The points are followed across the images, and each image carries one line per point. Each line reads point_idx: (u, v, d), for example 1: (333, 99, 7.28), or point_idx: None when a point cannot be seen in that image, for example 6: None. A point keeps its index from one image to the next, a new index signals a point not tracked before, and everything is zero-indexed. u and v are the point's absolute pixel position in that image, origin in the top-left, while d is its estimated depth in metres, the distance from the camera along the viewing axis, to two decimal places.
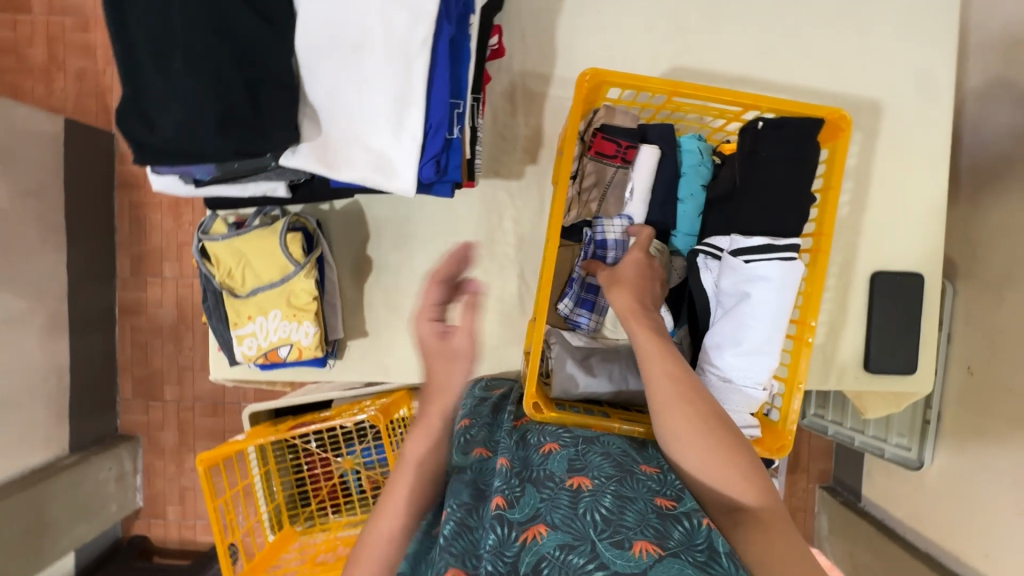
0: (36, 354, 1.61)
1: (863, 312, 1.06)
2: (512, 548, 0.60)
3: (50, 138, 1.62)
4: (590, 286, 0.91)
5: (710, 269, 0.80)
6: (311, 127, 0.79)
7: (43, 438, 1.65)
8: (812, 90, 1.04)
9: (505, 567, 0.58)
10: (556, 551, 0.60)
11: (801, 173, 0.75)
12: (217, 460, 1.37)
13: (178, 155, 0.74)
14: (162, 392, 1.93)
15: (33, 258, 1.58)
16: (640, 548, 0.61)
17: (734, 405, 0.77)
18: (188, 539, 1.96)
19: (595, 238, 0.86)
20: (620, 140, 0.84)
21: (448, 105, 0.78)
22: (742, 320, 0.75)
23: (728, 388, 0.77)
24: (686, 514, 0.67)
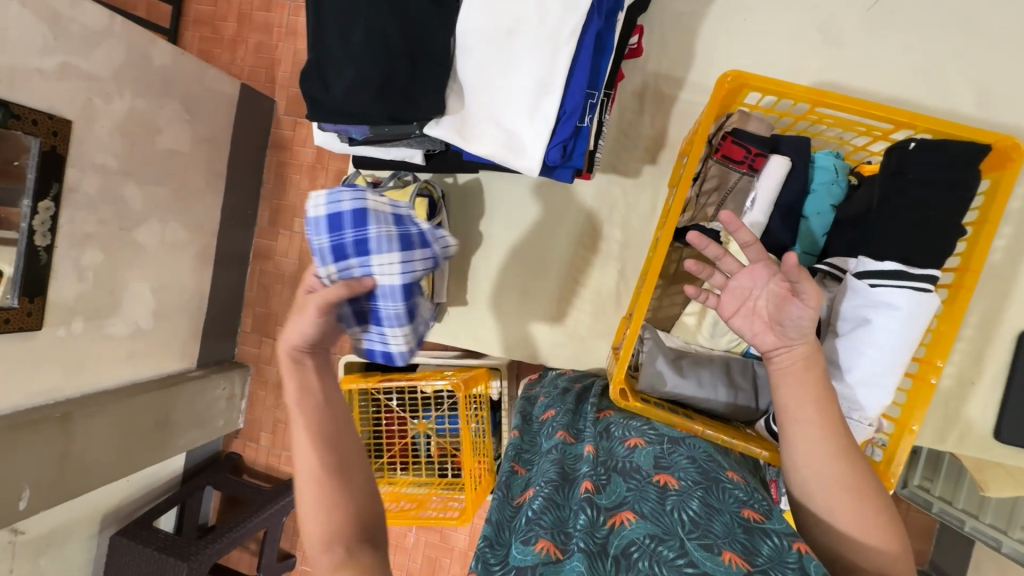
0: (187, 277, 1.89)
1: (1001, 372, 0.95)
2: (600, 530, 0.62)
3: (228, 98, 1.89)
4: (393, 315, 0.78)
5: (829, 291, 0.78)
6: (456, 101, 0.86)
7: (179, 350, 1.94)
8: (978, 120, 0.95)
9: (596, 545, 0.60)
10: (646, 539, 0.60)
11: (952, 201, 0.69)
12: (313, 396, 1.53)
13: (343, 115, 0.85)
14: (274, 332, 2.17)
15: (198, 197, 1.86)
16: (730, 557, 0.58)
17: None
18: (273, 466, 2.19)
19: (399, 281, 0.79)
20: (750, 146, 0.83)
21: (584, 94, 0.82)
22: (851, 346, 0.71)
23: None
24: (776, 532, 0.63)
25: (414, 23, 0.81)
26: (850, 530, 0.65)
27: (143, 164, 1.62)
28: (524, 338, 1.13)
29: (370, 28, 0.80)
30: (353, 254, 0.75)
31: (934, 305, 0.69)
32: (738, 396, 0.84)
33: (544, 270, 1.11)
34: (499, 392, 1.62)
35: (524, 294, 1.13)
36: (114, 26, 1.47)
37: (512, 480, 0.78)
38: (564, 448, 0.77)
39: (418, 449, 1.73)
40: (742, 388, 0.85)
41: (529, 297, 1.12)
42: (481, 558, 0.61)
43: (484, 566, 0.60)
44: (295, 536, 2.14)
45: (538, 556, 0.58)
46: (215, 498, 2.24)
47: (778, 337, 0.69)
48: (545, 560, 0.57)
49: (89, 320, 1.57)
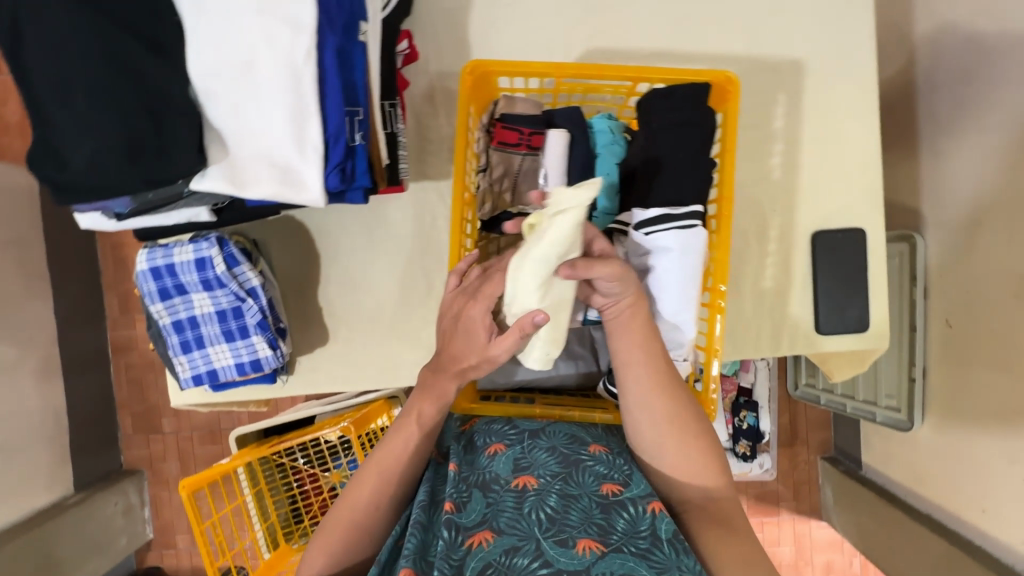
0: (31, 399, 1.67)
1: (809, 274, 1.04)
2: (457, 552, 0.61)
3: (25, 191, 1.68)
4: (198, 312, 0.98)
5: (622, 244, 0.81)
6: (218, 150, 0.81)
7: (46, 480, 1.71)
8: (730, 55, 1.03)
9: (450, 570, 0.58)
10: (501, 557, 0.60)
11: (695, 138, 0.75)
12: (201, 484, 1.40)
13: (92, 191, 0.77)
14: (160, 425, 1.98)
15: (19, 307, 1.64)
16: (582, 546, 0.60)
17: None
18: (199, 565, 2.00)
19: (230, 296, 0.96)
20: (522, 128, 0.84)
21: (344, 112, 0.80)
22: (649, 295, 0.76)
23: None
24: (631, 499, 0.66)
25: (137, 76, 0.74)
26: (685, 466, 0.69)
27: None
28: (389, 365, 1.10)
29: (87, 92, 0.72)
30: (164, 267, 0.95)
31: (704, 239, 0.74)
32: (579, 364, 0.89)
33: (386, 292, 1.09)
34: None
35: (374, 321, 1.09)
36: None
37: None
38: (431, 469, 0.75)
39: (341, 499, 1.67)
40: (581, 356, 0.89)
41: (381, 321, 1.09)
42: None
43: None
44: None
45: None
46: None
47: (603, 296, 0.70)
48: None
49: None
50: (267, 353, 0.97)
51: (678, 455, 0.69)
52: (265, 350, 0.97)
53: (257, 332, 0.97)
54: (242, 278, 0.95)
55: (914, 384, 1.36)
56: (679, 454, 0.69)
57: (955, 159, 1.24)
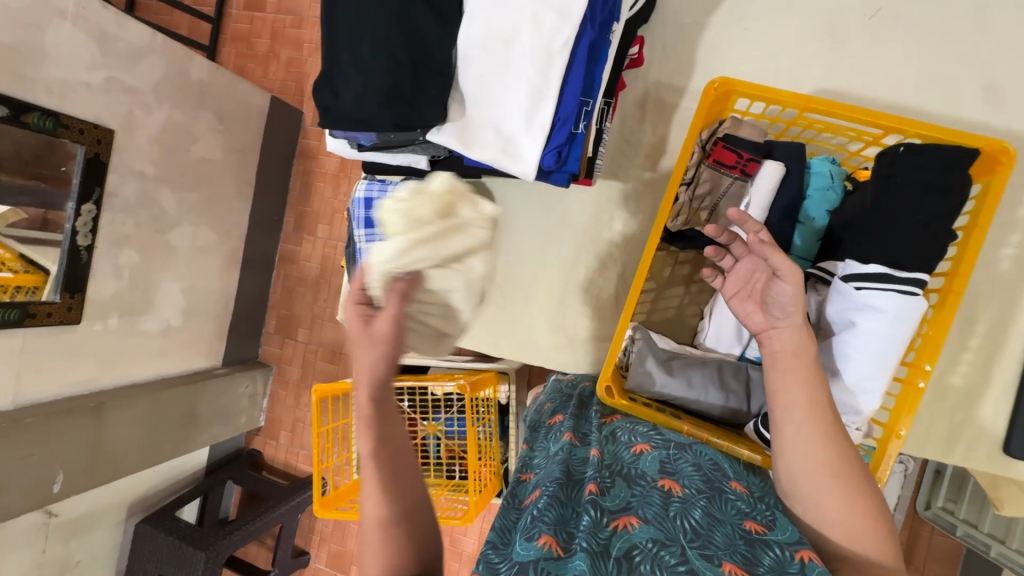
0: (215, 279, 1.98)
1: (1012, 386, 0.92)
2: (603, 532, 0.63)
3: (258, 110, 1.99)
4: None
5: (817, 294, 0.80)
6: (457, 109, 0.91)
7: (206, 348, 2.02)
8: (986, 128, 0.93)
9: (598, 547, 0.60)
10: (647, 544, 0.61)
11: (941, 204, 0.70)
12: (327, 393, 1.58)
13: (350, 123, 0.89)
14: (296, 333, 2.24)
15: (229, 203, 1.96)
16: (730, 568, 0.60)
17: None
18: (291, 463, 2.25)
19: None
20: (742, 151, 0.84)
21: (578, 101, 0.86)
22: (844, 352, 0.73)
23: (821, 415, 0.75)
24: (778, 542, 0.65)
25: (416, 35, 0.85)
26: (848, 527, 0.66)
27: (179, 171, 1.73)
28: (526, 341, 1.16)
29: (376, 41, 0.84)
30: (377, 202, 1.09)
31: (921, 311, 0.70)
32: (729, 399, 0.85)
33: (545, 274, 1.14)
34: (507, 395, 1.64)
35: (526, 297, 1.16)
36: (156, 42, 1.56)
37: (519, 488, 0.78)
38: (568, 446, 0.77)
39: (428, 449, 1.78)
40: (733, 391, 0.86)
41: (532, 298, 1.15)
42: (486, 558, 0.63)
43: (488, 566, 0.62)
44: (310, 533, 2.22)
45: (540, 550, 0.59)
46: (236, 494, 2.33)
47: (765, 317, 0.75)
48: (547, 555, 0.59)
49: (124, 317, 1.66)
50: None
51: (838, 510, 0.66)
52: None
53: None
54: None
55: None
56: (843, 511, 0.66)
57: None
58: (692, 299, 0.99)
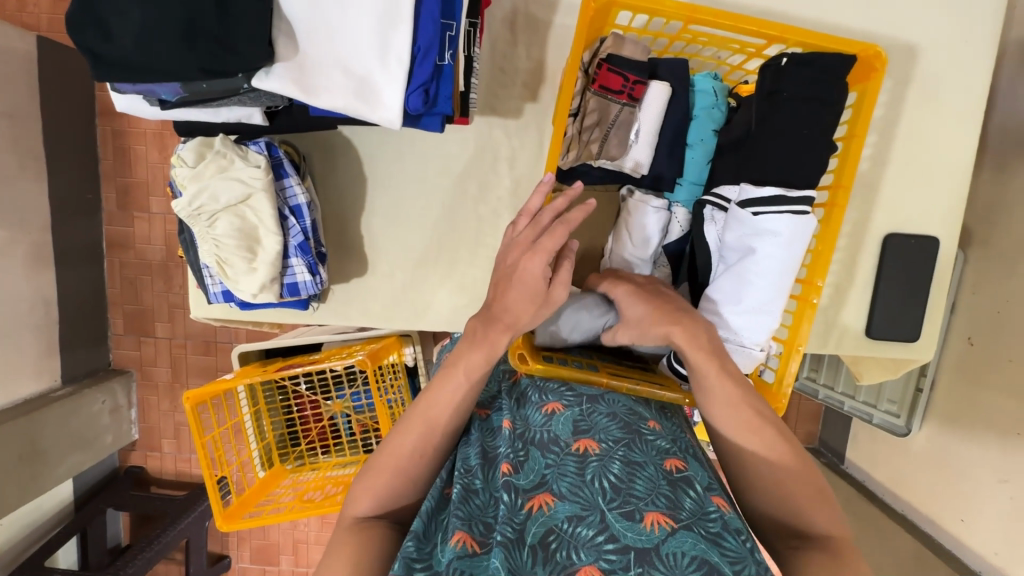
0: (21, 284, 1.56)
1: (871, 277, 1.01)
2: (518, 516, 0.59)
3: (22, 58, 1.50)
4: None
5: (714, 221, 0.78)
6: (287, 45, 0.71)
7: (33, 369, 1.64)
8: (845, 29, 0.95)
9: (513, 534, 0.57)
10: (564, 523, 0.58)
11: (822, 117, 0.71)
12: (204, 397, 1.37)
13: (137, 72, 0.65)
14: (153, 329, 1.89)
15: (12, 186, 1.51)
16: (651, 520, 0.58)
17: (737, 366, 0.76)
18: (184, 471, 2.00)
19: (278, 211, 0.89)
20: (627, 73, 0.76)
21: (438, 25, 0.72)
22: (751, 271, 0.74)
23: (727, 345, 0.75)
24: (696, 483, 0.65)
25: None
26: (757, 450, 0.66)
27: None
28: (425, 306, 1.05)
29: None
30: None
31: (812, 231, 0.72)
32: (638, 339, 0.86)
33: (435, 231, 1.02)
34: (414, 357, 1.54)
35: (416, 259, 1.03)
36: None
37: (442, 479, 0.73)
38: (480, 424, 0.73)
39: (339, 428, 1.65)
40: None
41: (423, 259, 1.03)
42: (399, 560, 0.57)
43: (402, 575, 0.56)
44: (224, 537, 2.04)
45: (454, 553, 0.55)
46: (123, 518, 2.04)
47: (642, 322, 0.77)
48: (461, 555, 0.55)
49: None
50: (307, 278, 0.92)
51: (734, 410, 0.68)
52: (305, 275, 0.92)
53: (297, 255, 0.90)
54: (290, 195, 0.89)
55: (919, 394, 1.34)
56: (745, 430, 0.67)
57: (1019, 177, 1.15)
58: (593, 238, 0.95)
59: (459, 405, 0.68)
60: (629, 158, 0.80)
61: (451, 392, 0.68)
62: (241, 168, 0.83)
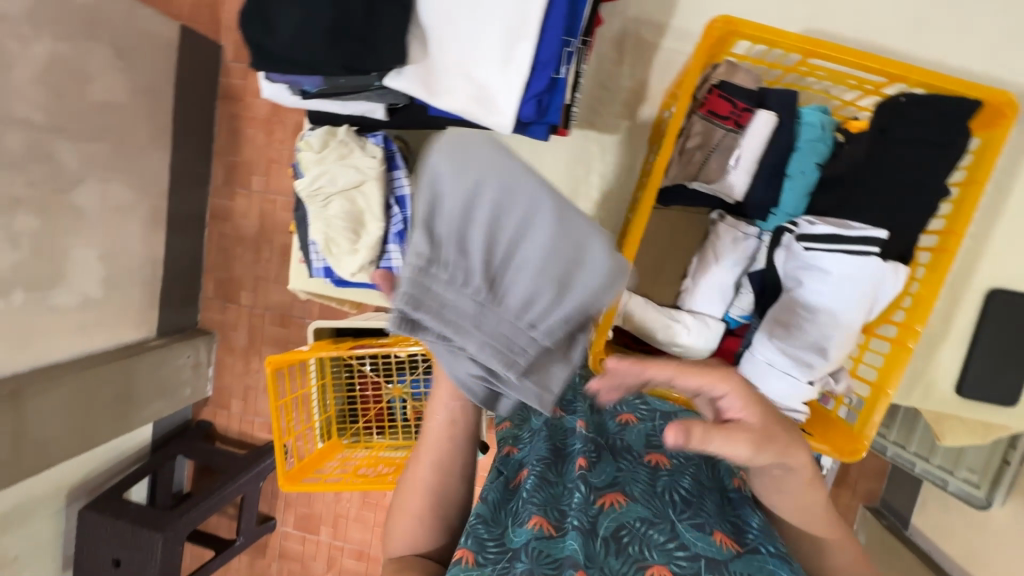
0: (137, 242, 1.75)
1: (968, 332, 0.96)
2: (590, 509, 0.61)
3: (167, 43, 1.70)
4: None
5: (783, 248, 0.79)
6: (418, 49, 0.78)
7: (136, 319, 1.82)
8: (966, 74, 0.91)
9: (587, 525, 0.59)
10: (637, 522, 0.60)
11: (938, 160, 0.69)
12: (282, 363, 1.48)
13: (292, 64, 0.75)
14: (238, 297, 2.05)
15: (143, 154, 1.70)
16: (720, 537, 0.60)
17: (785, 394, 0.76)
18: (246, 432, 2.14)
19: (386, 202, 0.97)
20: (736, 100, 0.78)
21: (561, 43, 0.76)
22: (524, 261, 0.52)
23: (772, 371, 0.76)
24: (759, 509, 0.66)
25: None
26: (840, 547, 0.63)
27: (76, 118, 1.46)
28: None
29: None
30: None
31: (877, 269, 0.71)
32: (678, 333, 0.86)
33: None
34: None
35: None
36: None
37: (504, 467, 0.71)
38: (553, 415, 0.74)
39: (394, 412, 1.73)
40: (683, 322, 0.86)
41: None
42: (472, 531, 0.61)
43: (477, 543, 0.60)
44: (274, 499, 2.16)
45: (533, 533, 0.58)
46: (188, 466, 2.21)
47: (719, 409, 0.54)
48: (539, 536, 0.58)
49: (30, 291, 1.44)
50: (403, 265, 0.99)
51: (800, 502, 0.60)
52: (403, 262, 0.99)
53: (395, 242, 0.97)
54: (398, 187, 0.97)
55: (1005, 466, 1.27)
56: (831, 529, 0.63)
57: None
58: (676, 258, 0.96)
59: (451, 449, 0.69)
60: (726, 181, 0.82)
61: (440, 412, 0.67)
62: (352, 147, 0.91)
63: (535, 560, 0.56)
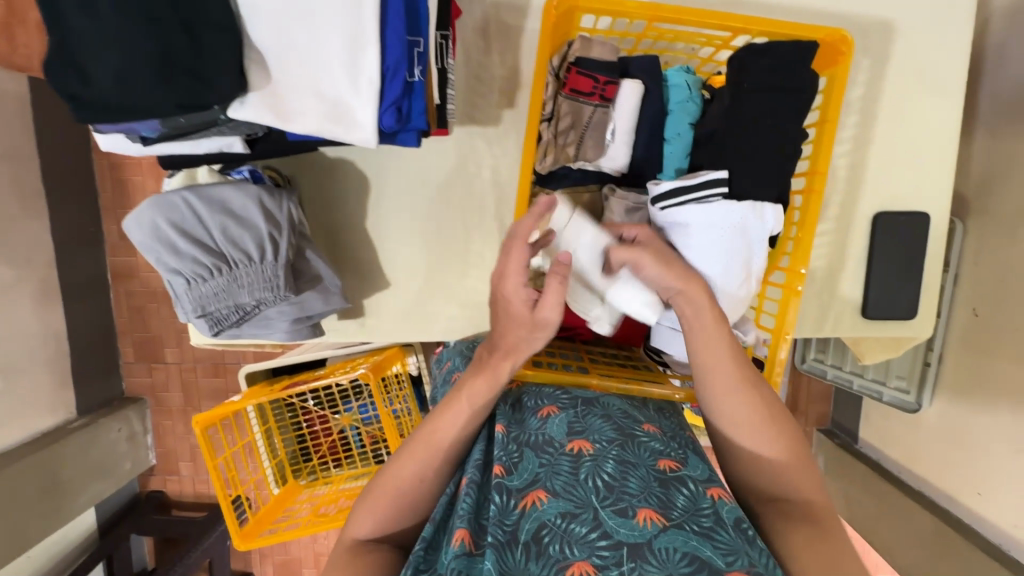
0: (31, 321, 1.60)
1: (862, 256, 1.01)
2: (511, 516, 0.60)
3: (17, 99, 1.54)
4: None
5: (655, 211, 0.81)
6: (259, 74, 0.72)
7: (48, 403, 1.67)
8: (818, 12, 0.94)
9: (505, 536, 0.58)
10: (557, 519, 0.59)
11: (790, 106, 0.71)
12: (213, 420, 1.39)
13: (122, 112, 0.66)
14: (163, 355, 1.92)
15: (15, 225, 1.54)
16: (643, 516, 0.59)
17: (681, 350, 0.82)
18: (203, 492, 2.02)
19: None
20: (597, 74, 0.77)
21: (406, 43, 0.72)
22: (150, 247, 0.81)
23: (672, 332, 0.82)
24: (692, 479, 0.66)
25: None
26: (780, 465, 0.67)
27: None
28: (420, 317, 1.07)
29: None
30: None
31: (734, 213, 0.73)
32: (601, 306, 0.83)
33: (420, 243, 1.03)
34: (417, 366, 1.56)
35: (407, 271, 1.04)
36: None
37: None
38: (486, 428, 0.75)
39: (349, 440, 1.68)
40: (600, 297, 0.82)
41: (414, 271, 1.04)
42: (412, 564, 0.58)
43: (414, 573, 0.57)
44: (247, 554, 2.07)
45: (457, 550, 0.55)
46: (147, 541, 2.07)
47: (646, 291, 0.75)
48: (460, 553, 0.55)
49: None
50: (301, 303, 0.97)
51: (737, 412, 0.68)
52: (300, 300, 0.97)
53: None
54: None
55: (927, 368, 1.32)
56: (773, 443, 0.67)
57: (1012, 142, 1.13)
58: None
59: (460, 430, 0.70)
60: (605, 158, 0.81)
61: (450, 418, 0.70)
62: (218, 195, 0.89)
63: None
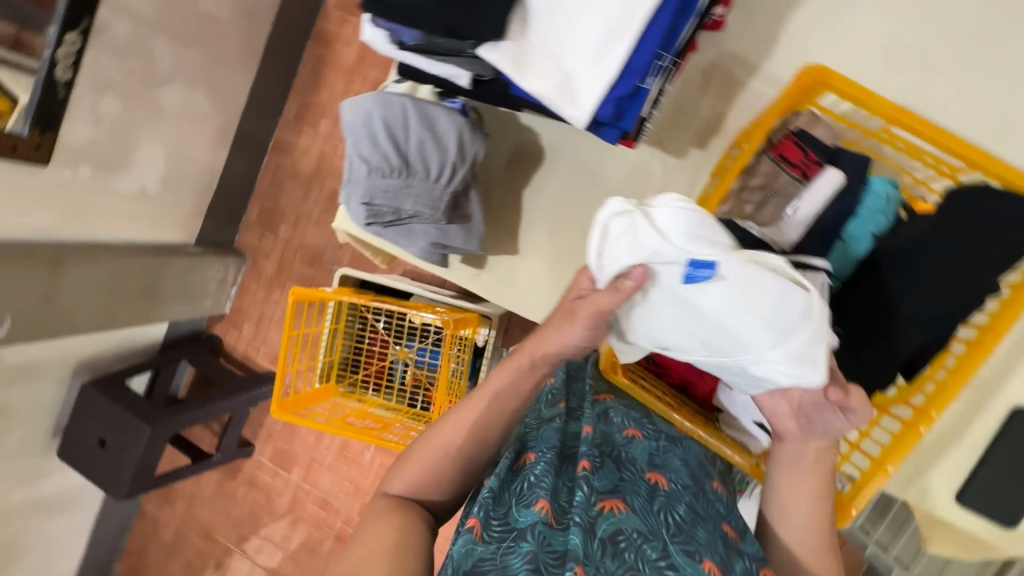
0: (201, 151, 1.81)
1: (983, 442, 0.94)
2: (591, 510, 0.63)
3: None
4: None
5: None
6: (517, 27, 0.80)
7: (181, 222, 1.88)
8: None
9: (587, 525, 0.61)
10: (634, 532, 0.62)
11: (984, 251, 0.74)
12: (305, 297, 1.53)
13: (398, 14, 0.77)
14: (279, 228, 2.08)
15: (229, 71, 1.76)
16: (709, 567, 0.62)
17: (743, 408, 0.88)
18: (250, 357, 2.17)
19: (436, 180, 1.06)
20: (808, 150, 0.80)
21: (653, 55, 0.79)
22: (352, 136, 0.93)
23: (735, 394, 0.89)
24: (748, 554, 0.67)
25: None
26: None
27: (176, 19, 1.51)
28: (526, 293, 1.12)
29: None
30: None
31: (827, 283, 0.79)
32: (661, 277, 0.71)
33: (561, 229, 1.08)
34: (486, 339, 1.61)
35: (538, 248, 1.10)
36: None
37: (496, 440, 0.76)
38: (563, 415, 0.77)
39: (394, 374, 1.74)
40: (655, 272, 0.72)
41: (542, 251, 1.10)
42: (482, 504, 0.64)
43: (485, 517, 0.63)
44: None
45: (540, 515, 0.61)
46: (188, 374, 2.28)
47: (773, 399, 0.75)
48: (544, 521, 0.60)
49: (97, 169, 1.50)
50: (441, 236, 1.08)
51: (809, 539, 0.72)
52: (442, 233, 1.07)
53: None
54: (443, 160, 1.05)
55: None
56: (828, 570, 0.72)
57: None
58: None
59: (499, 421, 0.73)
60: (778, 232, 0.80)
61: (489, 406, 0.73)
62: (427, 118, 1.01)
63: (539, 545, 0.59)
